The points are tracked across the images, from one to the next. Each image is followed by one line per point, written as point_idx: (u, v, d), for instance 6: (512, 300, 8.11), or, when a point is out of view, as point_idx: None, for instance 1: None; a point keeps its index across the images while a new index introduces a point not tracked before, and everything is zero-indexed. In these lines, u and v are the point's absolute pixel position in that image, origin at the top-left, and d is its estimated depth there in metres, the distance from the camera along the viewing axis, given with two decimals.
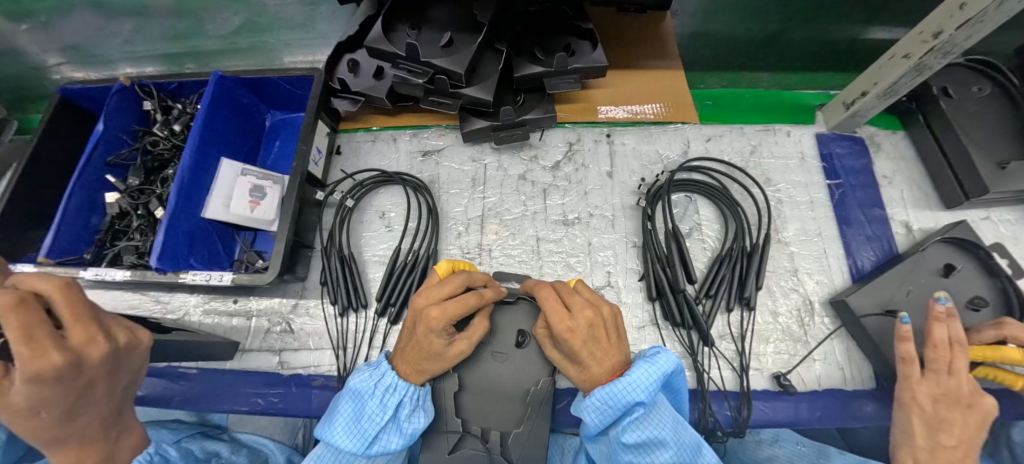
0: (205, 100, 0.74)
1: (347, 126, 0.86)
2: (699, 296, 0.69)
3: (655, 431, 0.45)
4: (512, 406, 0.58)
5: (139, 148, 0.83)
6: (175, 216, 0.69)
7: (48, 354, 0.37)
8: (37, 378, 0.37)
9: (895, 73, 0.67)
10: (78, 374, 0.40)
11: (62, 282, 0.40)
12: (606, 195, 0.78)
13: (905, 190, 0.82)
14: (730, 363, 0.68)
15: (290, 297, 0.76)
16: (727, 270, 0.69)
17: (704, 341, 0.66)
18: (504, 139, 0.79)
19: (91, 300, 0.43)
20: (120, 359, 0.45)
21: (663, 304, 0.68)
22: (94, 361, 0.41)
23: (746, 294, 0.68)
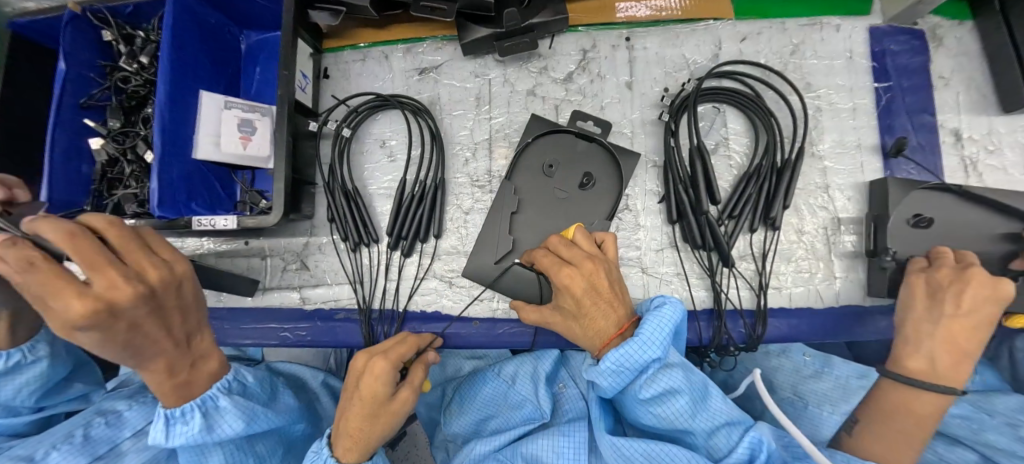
0: (167, 20, 0.65)
1: (332, 44, 0.77)
2: (721, 217, 0.66)
3: (669, 382, 0.47)
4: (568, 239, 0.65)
5: (110, 87, 0.76)
6: (165, 159, 0.65)
7: (74, 303, 0.35)
8: (80, 326, 0.36)
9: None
10: (116, 318, 0.38)
11: (67, 229, 0.36)
12: (626, 110, 0.70)
13: (961, 93, 0.73)
14: (748, 282, 0.67)
15: (300, 235, 0.75)
16: (754, 188, 0.65)
17: (724, 262, 0.64)
18: (509, 49, 0.70)
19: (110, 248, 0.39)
20: (167, 293, 0.44)
21: (683, 226, 0.65)
22: (127, 304, 0.38)
23: (773, 214, 0.64)
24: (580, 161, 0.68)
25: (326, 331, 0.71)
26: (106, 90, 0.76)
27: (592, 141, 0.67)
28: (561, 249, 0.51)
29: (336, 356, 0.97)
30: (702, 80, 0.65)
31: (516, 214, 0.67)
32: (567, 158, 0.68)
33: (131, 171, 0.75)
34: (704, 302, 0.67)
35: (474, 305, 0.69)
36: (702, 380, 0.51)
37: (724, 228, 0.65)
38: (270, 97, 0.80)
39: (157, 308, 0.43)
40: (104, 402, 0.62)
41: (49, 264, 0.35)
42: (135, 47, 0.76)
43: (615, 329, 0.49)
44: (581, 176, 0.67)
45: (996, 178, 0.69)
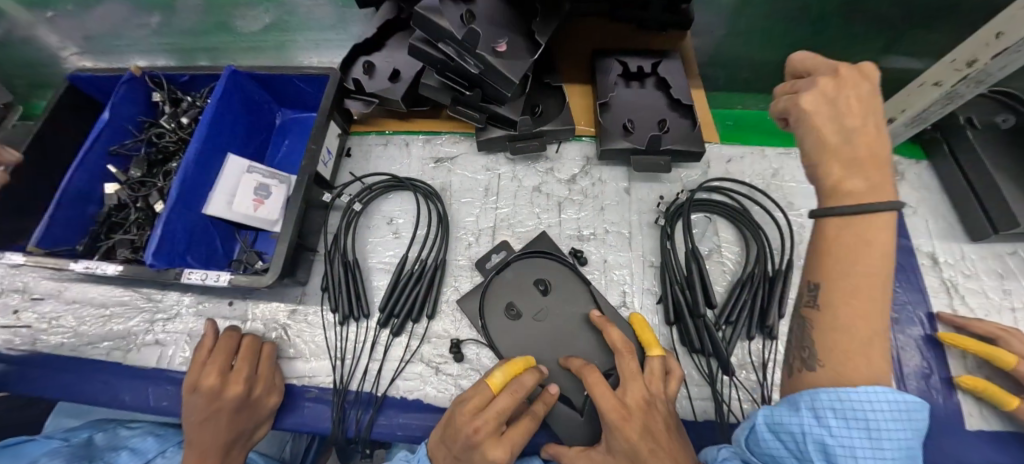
0: (217, 94, 0.73)
1: (359, 129, 0.84)
2: (718, 322, 0.66)
3: None
4: (544, 354, 0.63)
5: (143, 140, 0.81)
6: (174, 211, 0.66)
7: (236, 385, 0.56)
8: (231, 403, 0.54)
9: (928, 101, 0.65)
10: (236, 404, 0.55)
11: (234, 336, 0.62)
12: (624, 210, 0.75)
13: (930, 221, 0.79)
14: (750, 394, 0.64)
15: (288, 302, 0.73)
16: (747, 296, 0.66)
17: (724, 370, 0.62)
18: (521, 149, 0.77)
19: (255, 349, 0.62)
20: (244, 405, 0.57)
21: (681, 328, 0.65)
22: (259, 390, 0.59)
23: (769, 323, 0.64)
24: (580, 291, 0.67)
25: (291, 411, 0.65)
26: (139, 142, 0.81)
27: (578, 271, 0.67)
28: (631, 384, 0.46)
29: (293, 444, 0.86)
30: (694, 191, 0.71)
31: (499, 319, 0.66)
32: (559, 279, 0.68)
33: (134, 219, 0.76)
34: (704, 413, 0.62)
35: (457, 397, 0.64)
36: None
37: (721, 334, 0.64)
38: (291, 168, 0.85)
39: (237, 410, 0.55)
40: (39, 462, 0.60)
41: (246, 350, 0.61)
42: (178, 109, 0.84)
43: None
44: (549, 287, 0.67)
45: (979, 303, 0.72)
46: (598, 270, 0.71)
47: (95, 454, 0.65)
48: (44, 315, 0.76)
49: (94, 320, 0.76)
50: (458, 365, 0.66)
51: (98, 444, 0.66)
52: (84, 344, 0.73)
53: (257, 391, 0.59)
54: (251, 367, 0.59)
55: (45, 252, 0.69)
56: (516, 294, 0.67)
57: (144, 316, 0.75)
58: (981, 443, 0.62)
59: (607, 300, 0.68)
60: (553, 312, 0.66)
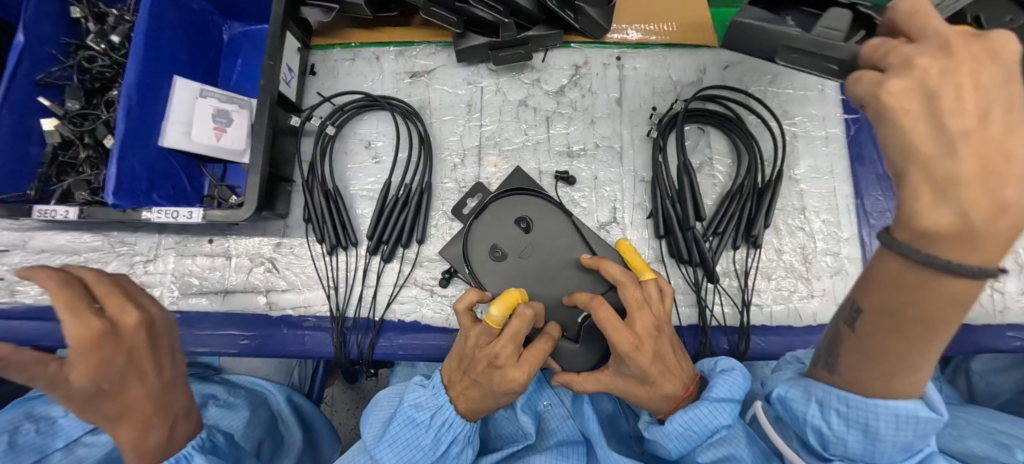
0: (146, 2, 0.62)
1: (321, 42, 0.75)
2: (706, 234, 0.67)
3: (732, 451, 0.45)
4: (538, 287, 0.62)
5: (72, 66, 0.70)
6: (126, 145, 0.60)
7: (127, 309, 0.39)
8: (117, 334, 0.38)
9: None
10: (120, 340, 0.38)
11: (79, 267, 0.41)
12: (616, 124, 0.72)
13: None
14: (732, 299, 0.67)
15: (272, 235, 0.70)
16: (736, 207, 0.66)
17: (710, 278, 0.64)
18: (503, 59, 0.70)
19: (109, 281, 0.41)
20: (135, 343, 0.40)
21: (670, 241, 0.65)
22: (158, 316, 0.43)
23: (754, 232, 0.66)
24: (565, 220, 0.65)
25: (292, 340, 0.66)
26: (67, 69, 0.71)
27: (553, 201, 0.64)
28: (637, 315, 0.46)
29: (300, 370, 0.90)
30: (689, 100, 0.67)
31: (484, 258, 0.64)
32: (538, 212, 0.65)
33: (85, 158, 0.69)
34: (689, 319, 0.66)
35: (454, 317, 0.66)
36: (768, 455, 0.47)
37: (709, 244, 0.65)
38: (250, 91, 0.76)
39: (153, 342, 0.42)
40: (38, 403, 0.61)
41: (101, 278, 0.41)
42: (106, 26, 0.73)
43: (682, 390, 0.48)
44: (529, 221, 0.64)
45: None
46: (588, 187, 0.69)
47: None
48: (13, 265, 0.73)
49: (69, 266, 0.73)
50: (452, 287, 0.67)
51: None
52: None
53: (149, 310, 0.43)
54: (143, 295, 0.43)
55: None
56: (499, 233, 0.64)
57: (121, 259, 0.72)
58: None
59: (597, 217, 0.68)
60: (539, 247, 0.64)
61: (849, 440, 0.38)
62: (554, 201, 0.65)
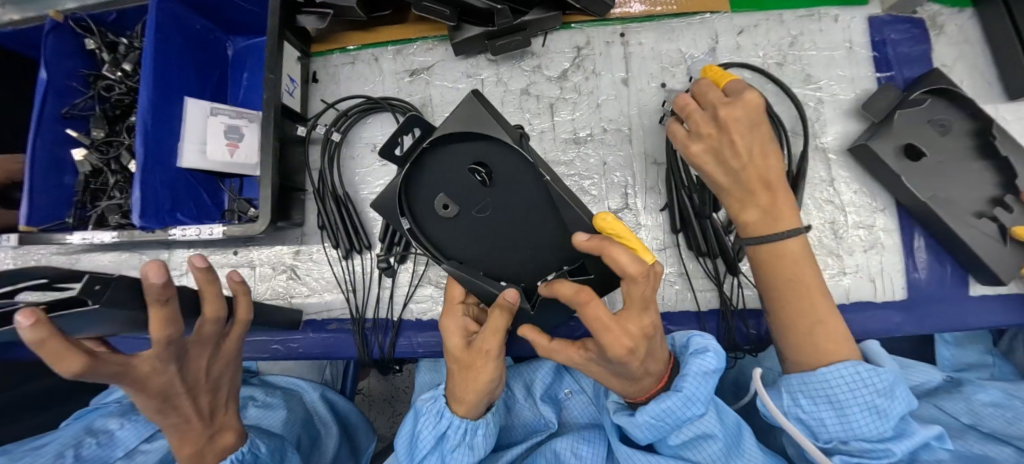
0: (150, 26, 0.64)
1: (321, 49, 0.75)
2: (728, 224, 0.63)
3: (700, 430, 0.46)
4: (489, 247, 0.49)
5: (93, 96, 0.74)
6: (148, 168, 0.63)
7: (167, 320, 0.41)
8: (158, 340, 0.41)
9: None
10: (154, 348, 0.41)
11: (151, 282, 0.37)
12: (623, 106, 0.69)
13: (965, 81, 0.71)
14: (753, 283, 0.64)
15: (291, 244, 0.72)
16: None
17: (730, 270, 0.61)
18: (501, 47, 0.68)
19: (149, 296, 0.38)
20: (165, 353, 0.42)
21: (687, 234, 0.63)
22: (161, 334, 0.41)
23: None
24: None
25: (318, 342, 0.69)
26: (89, 100, 0.74)
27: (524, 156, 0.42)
28: (631, 296, 0.37)
29: (331, 368, 0.94)
30: None
31: (429, 217, 0.48)
32: (501, 167, 0.44)
33: (114, 184, 0.73)
34: (709, 303, 0.64)
35: None
36: (734, 424, 0.49)
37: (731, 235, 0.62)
38: (257, 103, 0.78)
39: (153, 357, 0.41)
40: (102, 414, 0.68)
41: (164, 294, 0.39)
42: (118, 54, 0.75)
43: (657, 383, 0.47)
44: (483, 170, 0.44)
45: None
46: (599, 174, 0.67)
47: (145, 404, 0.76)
48: None
49: None
50: None
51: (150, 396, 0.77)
52: None
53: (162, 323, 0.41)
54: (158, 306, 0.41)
55: (38, 229, 0.70)
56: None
57: None
58: (978, 303, 0.65)
59: (608, 204, 0.66)
60: (497, 209, 0.46)
61: (825, 418, 0.46)
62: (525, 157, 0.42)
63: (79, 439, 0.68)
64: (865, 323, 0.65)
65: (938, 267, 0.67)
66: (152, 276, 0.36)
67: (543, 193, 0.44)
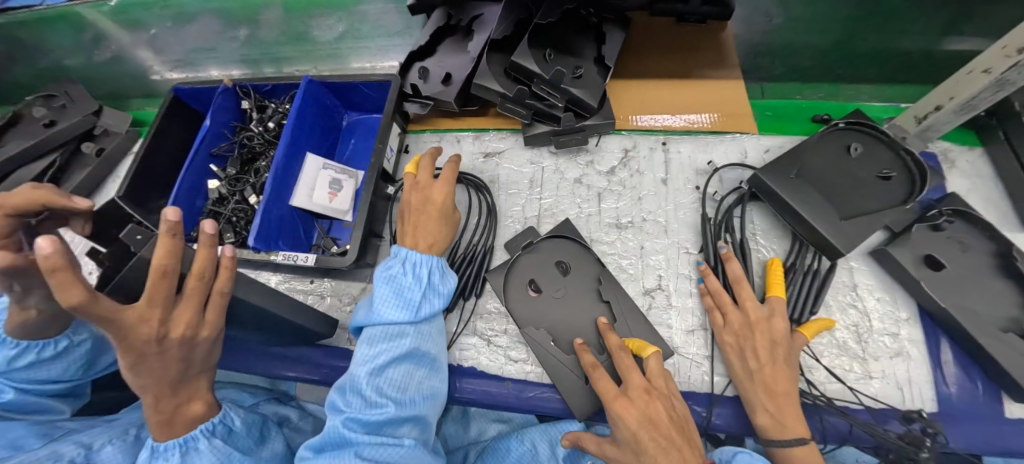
0: (298, 98, 0.85)
1: (416, 128, 0.94)
2: None
3: None
4: (819, 206, 0.70)
5: (237, 142, 0.95)
6: (270, 202, 0.78)
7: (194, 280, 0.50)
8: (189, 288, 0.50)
9: (872, 198, 0.71)
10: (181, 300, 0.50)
11: (209, 236, 0.51)
12: (661, 201, 0.80)
13: (984, 209, 0.80)
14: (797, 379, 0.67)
15: (359, 281, 0.84)
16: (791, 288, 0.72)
17: None
18: (563, 143, 0.84)
19: (206, 256, 0.51)
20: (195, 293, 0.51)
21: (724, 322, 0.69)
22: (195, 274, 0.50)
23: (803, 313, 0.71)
24: (610, 287, 0.72)
25: None
26: (233, 144, 0.95)
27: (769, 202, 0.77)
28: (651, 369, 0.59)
29: None
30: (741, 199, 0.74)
31: (815, 162, 0.76)
32: (859, 166, 0.75)
33: (231, 208, 0.89)
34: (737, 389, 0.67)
35: (508, 365, 0.72)
36: None
37: None
38: (358, 163, 0.96)
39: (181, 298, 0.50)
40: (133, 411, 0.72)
41: (206, 251, 0.51)
42: (263, 114, 0.97)
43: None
44: (791, 166, 0.75)
45: None
46: (634, 256, 0.76)
47: None
48: None
49: None
50: (506, 339, 0.74)
51: None
52: None
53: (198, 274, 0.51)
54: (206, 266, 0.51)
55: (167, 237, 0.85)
56: (538, 273, 0.74)
57: None
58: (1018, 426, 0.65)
59: (643, 283, 0.74)
60: (826, 188, 0.73)
61: None
62: (872, 207, 0.70)
63: (142, 422, 0.68)
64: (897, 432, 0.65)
65: (970, 385, 0.68)
66: (170, 216, 0.45)
67: (795, 219, 0.72)
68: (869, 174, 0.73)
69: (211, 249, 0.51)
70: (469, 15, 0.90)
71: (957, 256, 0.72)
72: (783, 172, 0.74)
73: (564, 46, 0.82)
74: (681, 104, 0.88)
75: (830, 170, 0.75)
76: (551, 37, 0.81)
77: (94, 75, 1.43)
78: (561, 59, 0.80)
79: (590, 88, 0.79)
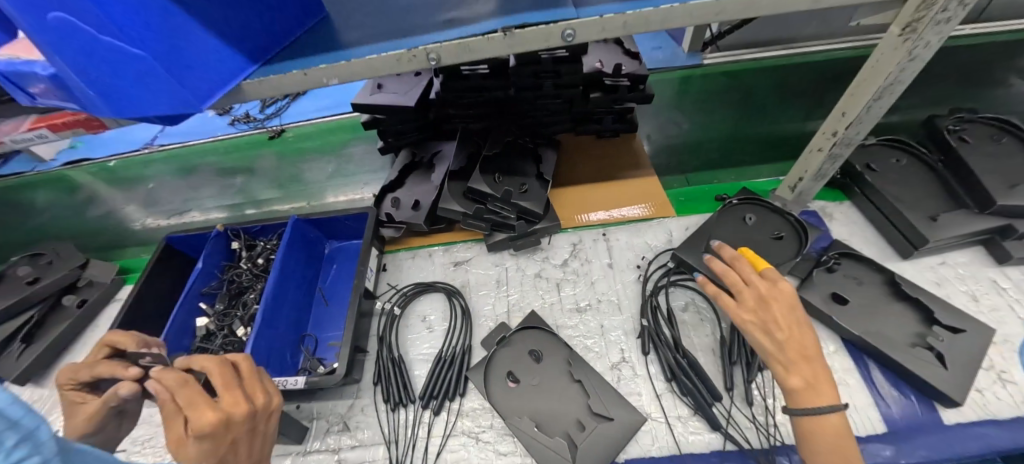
0: (286, 237, 0.97)
1: (392, 247, 1.06)
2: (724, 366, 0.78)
3: None
4: None
5: (226, 280, 1.03)
6: (261, 333, 0.84)
7: (205, 412, 0.47)
8: (200, 435, 0.45)
9: (769, 257, 0.87)
10: (227, 430, 0.48)
11: (220, 360, 0.54)
12: (610, 281, 0.93)
13: (865, 248, 0.98)
14: (761, 427, 0.73)
15: (347, 398, 0.86)
16: (739, 344, 0.80)
17: (715, 395, 0.75)
18: (521, 245, 0.99)
19: (231, 382, 0.52)
20: (261, 422, 0.53)
21: (682, 385, 0.76)
22: (238, 417, 0.49)
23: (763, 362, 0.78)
24: (580, 366, 0.80)
25: None
26: (222, 282, 1.03)
27: None
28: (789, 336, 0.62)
29: None
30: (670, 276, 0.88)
31: (719, 234, 0.93)
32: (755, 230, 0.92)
33: (220, 343, 0.93)
34: (714, 445, 0.72)
35: (498, 460, 0.74)
36: None
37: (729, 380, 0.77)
38: (341, 285, 1.05)
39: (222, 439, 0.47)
40: None
41: (193, 387, 0.50)
42: (253, 251, 1.07)
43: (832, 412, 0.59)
44: (702, 242, 0.91)
45: None
46: (596, 334, 0.85)
47: None
48: (136, 439, 0.91)
49: None
50: (493, 433, 0.77)
51: None
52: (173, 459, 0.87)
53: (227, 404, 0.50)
54: (229, 381, 0.53)
55: None
56: (515, 364, 0.81)
57: None
58: (959, 431, 0.72)
59: (609, 358, 0.82)
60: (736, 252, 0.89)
61: None
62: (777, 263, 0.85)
63: None
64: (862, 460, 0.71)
65: (906, 400, 0.76)
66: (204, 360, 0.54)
67: None
68: (765, 237, 0.91)
69: (187, 379, 0.50)
70: (430, 152, 1.10)
71: (854, 291, 0.86)
72: (694, 248, 0.90)
73: (510, 165, 1.02)
74: (612, 201, 1.08)
75: (736, 240, 0.91)
76: (499, 161, 1.02)
77: (84, 231, 1.52)
78: (509, 176, 1.00)
79: (536, 198, 0.97)
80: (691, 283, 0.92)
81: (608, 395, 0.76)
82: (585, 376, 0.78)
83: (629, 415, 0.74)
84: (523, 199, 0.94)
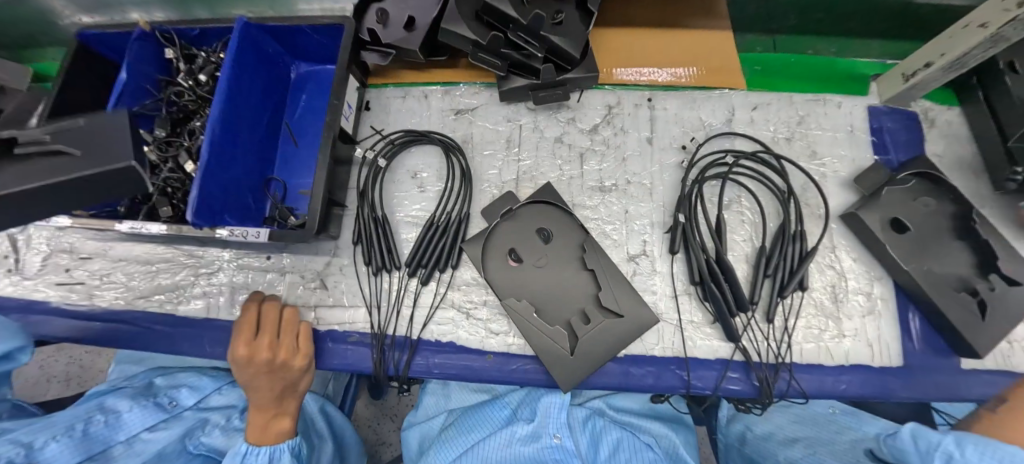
0: (232, 44, 0.72)
1: (377, 81, 0.83)
2: (757, 277, 0.68)
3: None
4: None
5: (164, 100, 0.81)
6: (211, 167, 0.68)
7: (290, 366, 0.64)
8: (282, 387, 0.64)
9: None
10: (280, 369, 0.63)
11: (292, 309, 0.69)
12: (646, 162, 0.76)
13: (957, 167, 0.79)
14: (775, 342, 0.67)
15: (323, 255, 0.76)
16: (781, 255, 0.68)
17: (741, 307, 0.65)
18: (543, 98, 0.76)
19: (288, 324, 0.67)
20: (280, 369, 0.63)
21: (705, 290, 0.66)
22: (294, 367, 0.64)
23: (803, 278, 0.68)
24: (594, 255, 0.69)
25: (335, 354, 0.70)
26: (159, 102, 0.82)
27: (763, 179, 0.74)
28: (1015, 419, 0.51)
29: (335, 383, 0.94)
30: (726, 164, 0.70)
31: None
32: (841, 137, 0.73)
33: (164, 179, 0.77)
34: (719, 353, 0.67)
35: (488, 339, 0.68)
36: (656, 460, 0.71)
37: (758, 291, 0.67)
38: (315, 122, 0.85)
39: (278, 372, 0.63)
40: (106, 398, 0.68)
41: (274, 317, 0.67)
42: (193, 65, 0.83)
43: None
44: None
45: None
46: (618, 221, 0.72)
47: (156, 391, 0.73)
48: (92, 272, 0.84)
49: (142, 275, 0.83)
50: (487, 311, 0.70)
51: (157, 385, 0.75)
52: (136, 297, 0.81)
53: (281, 356, 0.64)
54: (276, 338, 0.64)
55: (89, 214, 0.73)
56: (518, 241, 0.70)
57: (189, 271, 0.81)
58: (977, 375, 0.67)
59: (628, 249, 0.71)
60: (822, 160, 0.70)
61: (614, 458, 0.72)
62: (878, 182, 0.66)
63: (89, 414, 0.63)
64: (862, 386, 0.66)
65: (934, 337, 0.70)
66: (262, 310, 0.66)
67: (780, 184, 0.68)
68: None
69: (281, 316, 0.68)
70: None
71: None
72: None
73: None
74: (668, 59, 0.82)
75: None
76: None
77: None
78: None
79: (573, 36, 0.70)
80: (741, 177, 0.75)
81: (621, 291, 0.67)
82: (597, 269, 0.68)
83: (641, 313, 0.66)
84: (557, 32, 0.68)
